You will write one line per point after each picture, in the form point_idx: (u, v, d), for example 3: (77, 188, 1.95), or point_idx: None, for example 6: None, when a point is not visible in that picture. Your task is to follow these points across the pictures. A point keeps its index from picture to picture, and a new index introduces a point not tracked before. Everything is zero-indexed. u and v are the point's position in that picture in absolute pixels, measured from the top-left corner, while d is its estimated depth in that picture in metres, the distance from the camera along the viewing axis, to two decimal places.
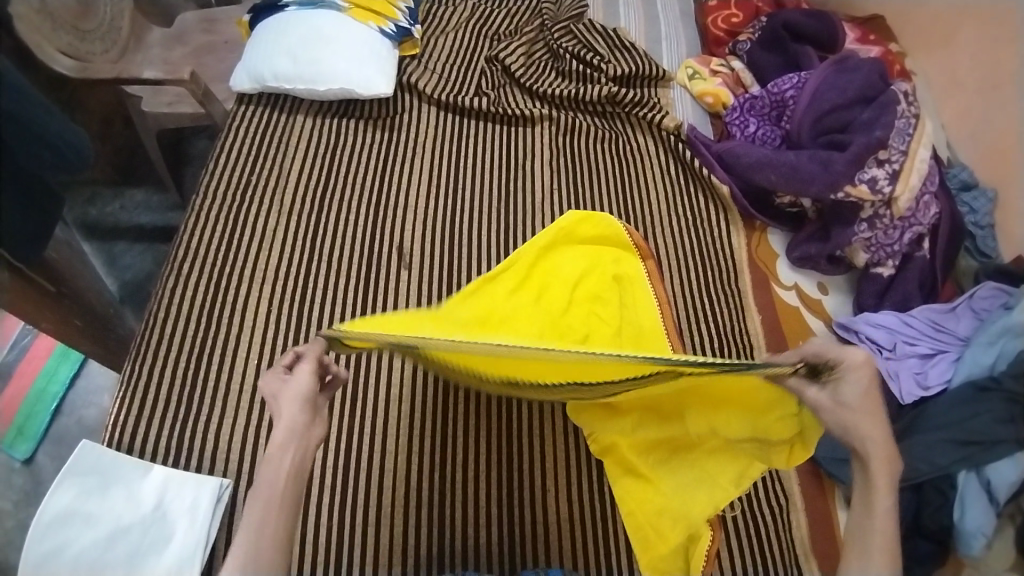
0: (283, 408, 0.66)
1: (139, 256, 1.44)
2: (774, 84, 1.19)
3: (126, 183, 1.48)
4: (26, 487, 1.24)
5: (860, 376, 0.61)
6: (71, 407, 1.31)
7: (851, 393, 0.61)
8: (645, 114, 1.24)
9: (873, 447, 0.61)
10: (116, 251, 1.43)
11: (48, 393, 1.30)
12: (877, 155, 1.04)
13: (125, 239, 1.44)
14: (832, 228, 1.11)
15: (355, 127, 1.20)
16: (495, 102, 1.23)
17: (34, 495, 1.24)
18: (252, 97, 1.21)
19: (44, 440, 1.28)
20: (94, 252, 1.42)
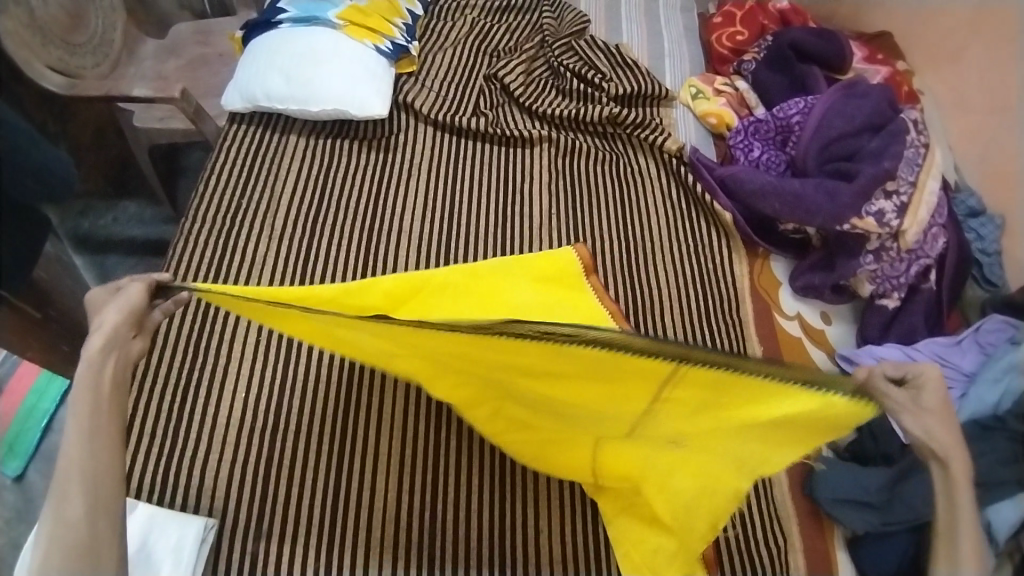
0: (98, 319, 0.70)
1: (131, 270, 1.39)
2: (779, 109, 1.16)
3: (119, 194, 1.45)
4: (16, 505, 1.22)
5: (937, 387, 0.63)
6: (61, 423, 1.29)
7: (930, 400, 0.63)
8: (647, 137, 1.22)
9: (955, 458, 0.63)
10: (107, 265, 1.38)
11: (39, 409, 1.28)
12: (884, 187, 1.01)
13: (117, 252, 1.40)
14: (837, 258, 1.08)
15: (350, 148, 1.17)
16: (494, 122, 1.21)
17: (24, 512, 1.22)
18: (244, 116, 1.17)
19: (34, 457, 1.26)
20: (84, 264, 1.36)
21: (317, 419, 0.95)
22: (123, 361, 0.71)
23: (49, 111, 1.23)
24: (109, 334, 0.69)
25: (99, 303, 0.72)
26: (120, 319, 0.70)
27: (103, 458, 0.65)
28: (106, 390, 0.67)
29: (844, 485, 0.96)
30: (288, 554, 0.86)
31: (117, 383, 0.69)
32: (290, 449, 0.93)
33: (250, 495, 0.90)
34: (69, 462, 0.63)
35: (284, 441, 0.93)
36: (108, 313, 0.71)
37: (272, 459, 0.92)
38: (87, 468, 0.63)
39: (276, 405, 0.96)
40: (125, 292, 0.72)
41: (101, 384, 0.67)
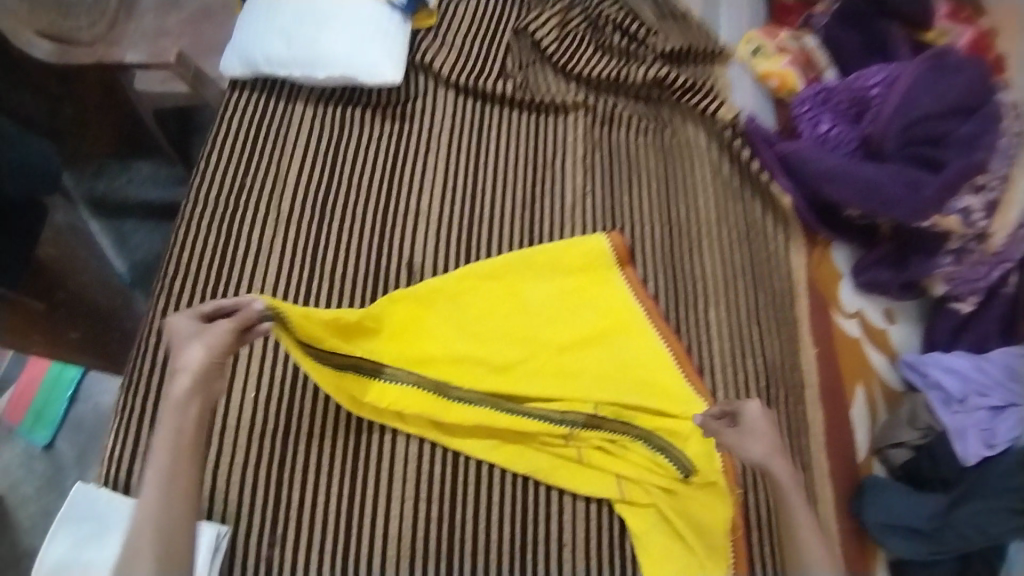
0: (183, 356, 0.68)
1: (149, 236, 1.20)
2: (855, 77, 1.02)
3: (132, 155, 1.25)
4: (46, 475, 1.06)
5: (759, 415, 0.78)
6: (89, 390, 1.09)
7: (755, 424, 0.77)
8: (696, 103, 1.09)
9: (785, 473, 0.74)
10: (125, 230, 1.20)
11: (64, 378, 1.08)
12: (975, 180, 0.91)
13: (134, 217, 1.21)
14: (910, 255, 0.96)
15: (362, 117, 1.05)
16: (523, 86, 1.08)
17: (57, 483, 1.06)
18: (246, 81, 1.06)
19: (63, 425, 1.08)
20: (102, 230, 1.19)
21: (332, 419, 0.89)
22: (209, 398, 0.68)
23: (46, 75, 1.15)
24: (193, 374, 0.67)
25: (182, 329, 0.71)
26: (205, 358, 0.68)
27: (177, 510, 0.62)
28: (190, 431, 0.65)
29: (895, 507, 0.84)
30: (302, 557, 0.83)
31: (201, 425, 0.66)
32: (299, 448, 0.88)
33: (263, 499, 0.85)
34: (146, 512, 0.61)
35: (297, 434, 0.88)
36: (193, 351, 0.68)
37: (284, 459, 0.87)
38: (161, 522, 0.60)
39: (287, 402, 0.90)
40: (215, 329, 0.70)
41: (185, 425, 0.65)
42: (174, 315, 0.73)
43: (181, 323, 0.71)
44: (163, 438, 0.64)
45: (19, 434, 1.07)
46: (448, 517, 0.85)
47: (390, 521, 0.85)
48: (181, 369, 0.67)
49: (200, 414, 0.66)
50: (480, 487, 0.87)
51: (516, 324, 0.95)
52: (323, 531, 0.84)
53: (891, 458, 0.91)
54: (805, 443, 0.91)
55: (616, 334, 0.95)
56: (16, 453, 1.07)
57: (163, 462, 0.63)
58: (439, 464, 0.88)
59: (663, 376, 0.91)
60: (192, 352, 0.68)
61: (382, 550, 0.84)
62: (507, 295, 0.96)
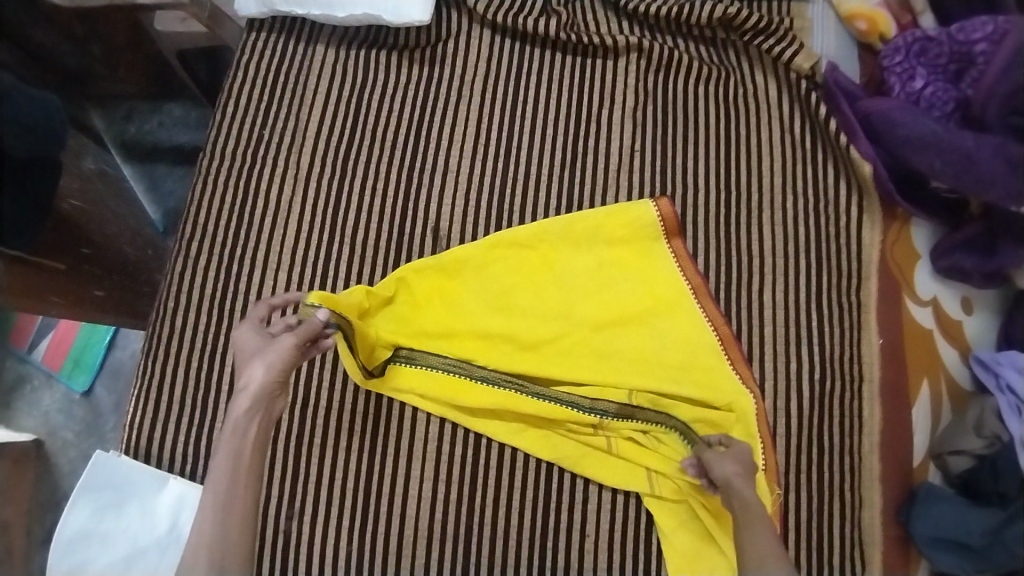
0: (246, 374, 0.68)
1: (182, 183, 1.25)
2: (960, 26, 0.85)
3: (161, 95, 1.22)
4: (86, 420, 1.15)
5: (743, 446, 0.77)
6: (125, 342, 1.18)
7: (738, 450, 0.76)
8: (769, 48, 0.94)
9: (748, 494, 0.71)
10: (157, 176, 1.24)
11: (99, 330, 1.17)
12: None
13: (165, 162, 1.24)
14: (1001, 240, 0.85)
15: (388, 62, 0.96)
16: (568, 25, 0.96)
17: (95, 426, 1.15)
18: (264, 21, 0.97)
19: (100, 375, 1.17)
20: (136, 176, 1.21)
21: (350, 395, 0.87)
22: (269, 417, 0.68)
23: None
24: (252, 395, 0.67)
25: (247, 342, 0.71)
26: (265, 377, 0.68)
27: (232, 536, 0.62)
28: (247, 454, 0.65)
29: (943, 520, 0.80)
30: (319, 533, 0.83)
31: (259, 447, 0.67)
32: (317, 424, 0.86)
33: (281, 474, 0.84)
34: (197, 535, 0.62)
35: (316, 409, 0.86)
36: (255, 369, 0.68)
37: (303, 434, 0.85)
38: (216, 548, 0.61)
39: (305, 376, 0.87)
40: (280, 344, 0.70)
41: (243, 446, 0.66)
42: (239, 327, 0.73)
43: (246, 337, 0.72)
44: (220, 461, 0.65)
45: (59, 380, 1.15)
46: (468, 499, 0.84)
47: (409, 501, 0.84)
48: (242, 389, 0.68)
49: (257, 437, 0.67)
50: (502, 471, 0.85)
51: (549, 299, 0.87)
52: (342, 508, 0.84)
53: (948, 466, 0.85)
54: (857, 442, 0.85)
55: (659, 312, 0.86)
56: (56, 398, 1.15)
57: (220, 487, 0.63)
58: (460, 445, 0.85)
59: (707, 363, 0.84)
60: (253, 370, 0.68)
61: (400, 530, 0.83)
62: (541, 267, 0.88)
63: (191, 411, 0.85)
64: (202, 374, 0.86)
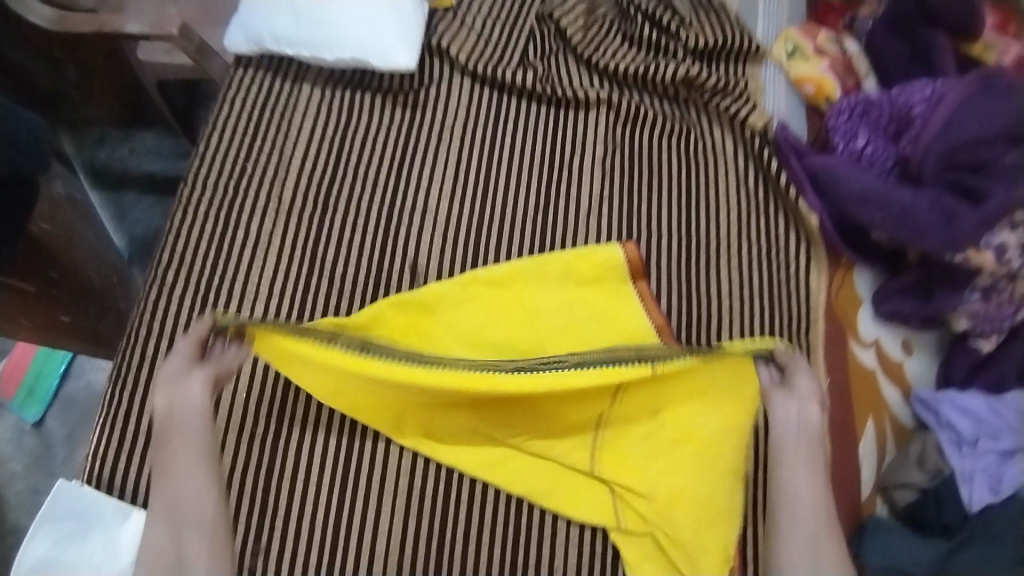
0: (161, 376, 0.72)
1: (149, 211, 1.25)
2: (899, 91, 0.96)
3: (134, 123, 1.29)
4: (36, 451, 1.14)
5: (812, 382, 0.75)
6: (79, 370, 1.18)
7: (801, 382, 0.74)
8: (728, 106, 1.02)
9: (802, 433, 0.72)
10: (125, 204, 1.25)
11: (54, 357, 1.17)
12: (1012, 217, 0.86)
13: (133, 190, 1.25)
14: (937, 287, 0.92)
15: (372, 103, 1.00)
16: (544, 77, 1.02)
17: (45, 459, 1.14)
18: (252, 58, 1.01)
19: (54, 403, 1.17)
20: (102, 203, 1.25)
21: (320, 427, 0.87)
22: (183, 402, 0.69)
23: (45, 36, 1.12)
24: (162, 393, 0.70)
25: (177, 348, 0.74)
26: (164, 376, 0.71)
27: (197, 499, 0.65)
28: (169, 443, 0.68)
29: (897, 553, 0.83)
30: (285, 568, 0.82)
31: (187, 431, 0.68)
32: (287, 455, 0.86)
33: (248, 507, 0.84)
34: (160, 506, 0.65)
35: (287, 439, 0.86)
36: (165, 369, 0.72)
37: (273, 467, 0.85)
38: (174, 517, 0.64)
39: (278, 408, 0.88)
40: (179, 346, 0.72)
41: (167, 439, 0.68)
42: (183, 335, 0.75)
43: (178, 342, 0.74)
44: (164, 446, 0.68)
45: (11, 408, 1.15)
46: (438, 530, 0.84)
47: (377, 533, 0.84)
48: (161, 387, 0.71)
49: (188, 425, 0.68)
50: (473, 508, 0.85)
51: (518, 334, 0.88)
52: (310, 541, 0.83)
53: (894, 499, 0.88)
54: None
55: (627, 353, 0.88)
56: (7, 427, 1.15)
57: (160, 470, 0.66)
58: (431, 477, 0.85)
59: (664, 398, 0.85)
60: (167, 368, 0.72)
61: (368, 564, 0.83)
62: (512, 301, 0.88)
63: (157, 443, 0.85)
64: None
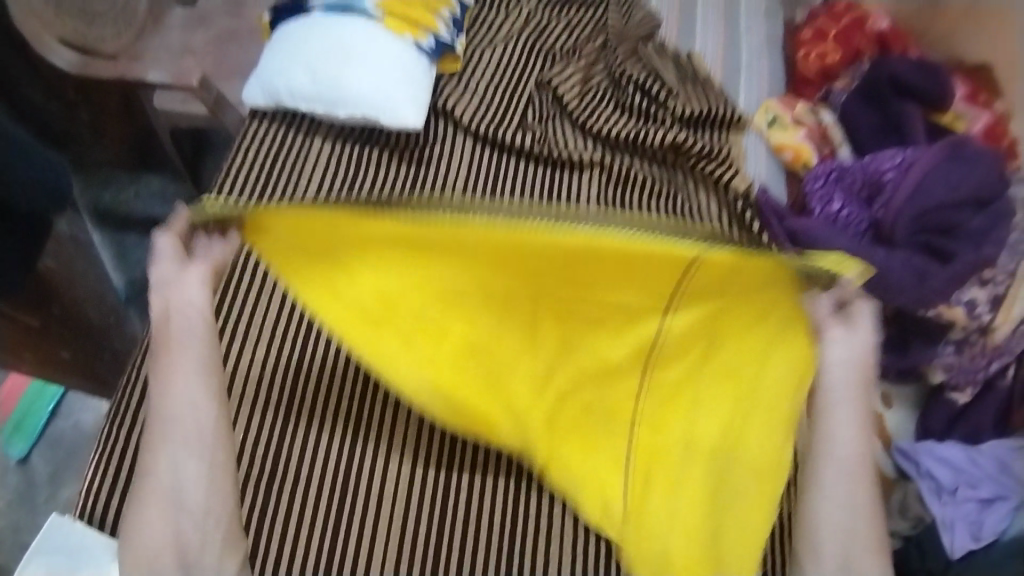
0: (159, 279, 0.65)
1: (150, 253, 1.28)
2: (871, 159, 1.03)
3: (141, 167, 1.33)
4: (19, 489, 1.14)
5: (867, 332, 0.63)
6: (69, 409, 1.19)
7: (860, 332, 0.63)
8: (712, 170, 1.08)
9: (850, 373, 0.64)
10: (127, 245, 1.28)
11: (46, 392, 1.17)
12: (981, 274, 0.93)
13: (135, 232, 1.29)
14: (913, 343, 0.97)
15: (380, 158, 1.06)
16: (541, 140, 1.07)
17: (28, 498, 1.14)
18: (266, 112, 1.08)
19: (40, 440, 1.17)
20: (103, 243, 1.27)
21: None
22: (178, 303, 0.65)
23: None
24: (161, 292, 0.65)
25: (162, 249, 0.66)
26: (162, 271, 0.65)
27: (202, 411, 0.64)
28: (164, 348, 0.65)
29: None
30: None
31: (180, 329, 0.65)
32: None
33: None
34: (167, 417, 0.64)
35: None
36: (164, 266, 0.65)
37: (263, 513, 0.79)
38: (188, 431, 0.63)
39: None
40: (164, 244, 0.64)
41: (161, 344, 0.65)
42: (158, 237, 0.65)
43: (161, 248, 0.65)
44: (159, 349, 0.65)
45: None
46: None
47: None
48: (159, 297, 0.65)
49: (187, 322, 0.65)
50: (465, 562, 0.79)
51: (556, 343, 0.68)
52: None
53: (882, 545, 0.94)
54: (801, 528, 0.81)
55: None
56: None
57: (160, 378, 0.64)
58: (430, 505, 0.81)
59: None
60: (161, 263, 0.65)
61: None
62: None
63: None
64: None
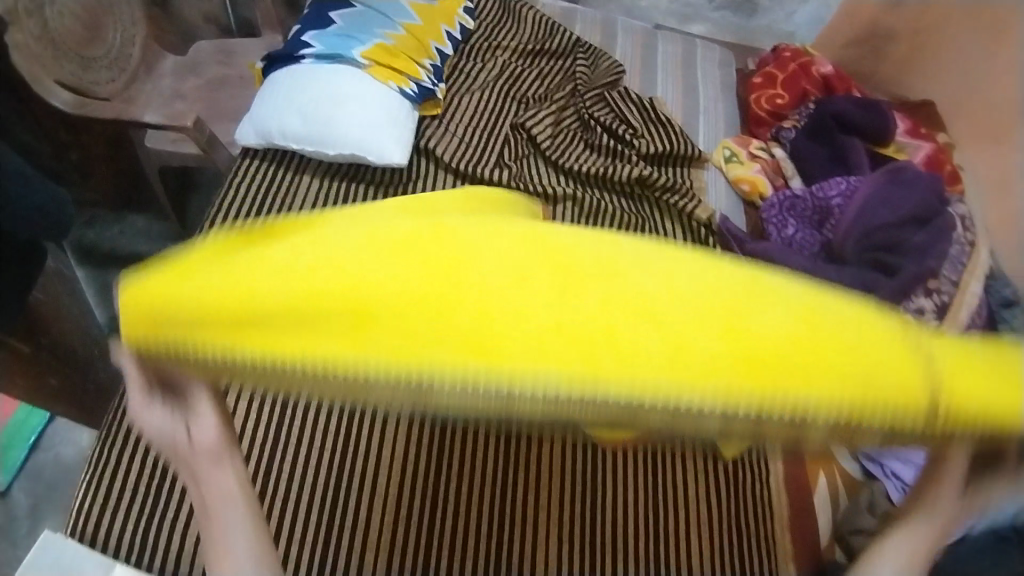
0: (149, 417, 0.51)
1: None
2: (819, 188, 1.12)
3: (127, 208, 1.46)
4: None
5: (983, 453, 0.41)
6: (50, 441, 1.23)
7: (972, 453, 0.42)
8: (677, 202, 1.15)
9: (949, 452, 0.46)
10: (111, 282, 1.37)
11: (31, 421, 1.22)
12: (926, 284, 0.97)
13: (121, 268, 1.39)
14: None
15: (363, 193, 1.12)
16: (517, 175, 1.14)
17: (9, 531, 1.15)
18: (258, 151, 1.14)
19: (20, 474, 1.20)
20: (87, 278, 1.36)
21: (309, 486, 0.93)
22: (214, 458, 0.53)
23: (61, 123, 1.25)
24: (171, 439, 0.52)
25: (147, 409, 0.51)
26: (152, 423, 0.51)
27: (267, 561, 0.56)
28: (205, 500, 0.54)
29: None
30: None
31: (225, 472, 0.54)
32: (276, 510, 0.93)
33: None
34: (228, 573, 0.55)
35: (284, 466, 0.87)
36: (161, 418, 0.51)
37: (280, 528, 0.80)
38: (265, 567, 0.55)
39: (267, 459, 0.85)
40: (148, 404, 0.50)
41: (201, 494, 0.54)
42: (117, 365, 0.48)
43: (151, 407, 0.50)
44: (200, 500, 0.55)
45: None
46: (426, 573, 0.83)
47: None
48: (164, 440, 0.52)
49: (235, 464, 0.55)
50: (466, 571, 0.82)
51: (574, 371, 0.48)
52: None
53: (850, 546, 0.92)
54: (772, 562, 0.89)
55: None
56: None
57: (209, 531, 0.55)
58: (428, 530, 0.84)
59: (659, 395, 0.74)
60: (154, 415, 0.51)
61: None
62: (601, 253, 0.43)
63: (142, 498, 0.86)
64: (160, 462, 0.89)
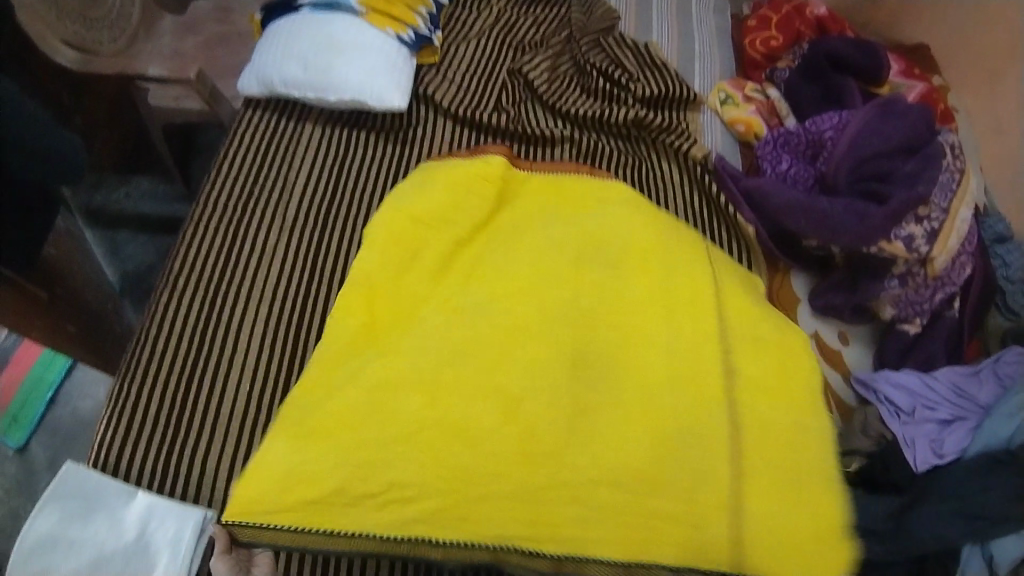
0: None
1: (142, 247, 1.41)
2: (812, 123, 1.14)
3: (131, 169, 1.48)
4: None
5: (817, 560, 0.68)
6: None
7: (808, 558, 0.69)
8: (673, 141, 1.17)
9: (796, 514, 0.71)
10: (119, 241, 1.41)
11: None
12: (916, 211, 1.02)
13: (129, 229, 1.42)
14: (861, 281, 1.06)
15: (365, 139, 1.14)
16: (515, 119, 1.16)
17: None
18: (260, 102, 1.18)
19: None
20: (95, 239, 1.40)
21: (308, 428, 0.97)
22: None
23: (65, 85, 1.28)
24: None
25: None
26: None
27: None
28: None
29: None
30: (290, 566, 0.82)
31: None
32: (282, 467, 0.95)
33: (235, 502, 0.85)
34: None
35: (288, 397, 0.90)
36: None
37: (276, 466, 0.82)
38: None
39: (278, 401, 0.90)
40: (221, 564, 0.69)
41: None
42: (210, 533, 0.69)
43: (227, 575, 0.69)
44: None
45: None
46: None
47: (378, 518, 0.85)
48: None
49: None
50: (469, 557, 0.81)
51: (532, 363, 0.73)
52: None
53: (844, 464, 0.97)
54: None
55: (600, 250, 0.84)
56: None
57: None
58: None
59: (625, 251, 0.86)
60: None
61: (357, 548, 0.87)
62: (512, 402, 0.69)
63: (162, 429, 0.88)
64: (175, 396, 0.90)
